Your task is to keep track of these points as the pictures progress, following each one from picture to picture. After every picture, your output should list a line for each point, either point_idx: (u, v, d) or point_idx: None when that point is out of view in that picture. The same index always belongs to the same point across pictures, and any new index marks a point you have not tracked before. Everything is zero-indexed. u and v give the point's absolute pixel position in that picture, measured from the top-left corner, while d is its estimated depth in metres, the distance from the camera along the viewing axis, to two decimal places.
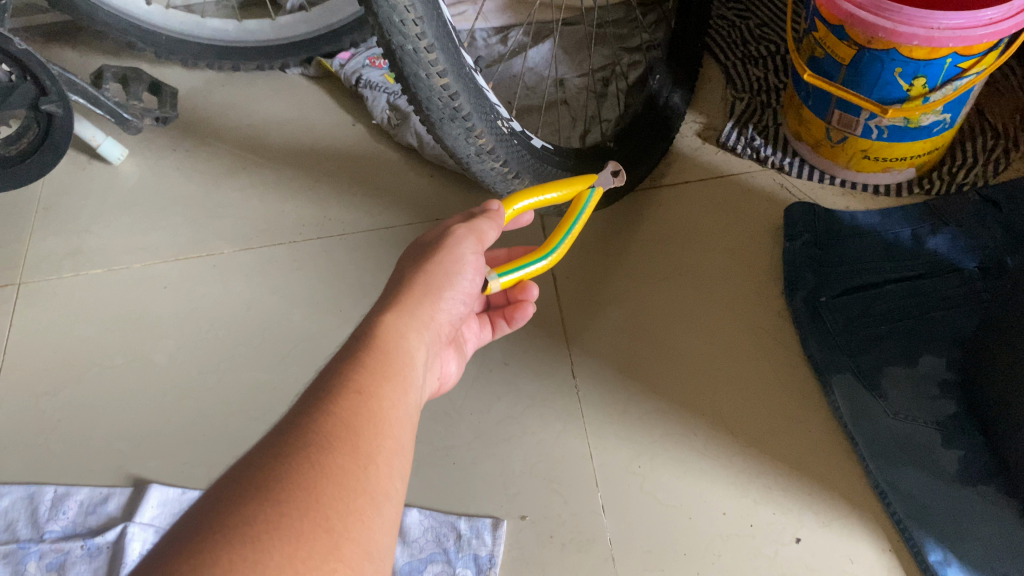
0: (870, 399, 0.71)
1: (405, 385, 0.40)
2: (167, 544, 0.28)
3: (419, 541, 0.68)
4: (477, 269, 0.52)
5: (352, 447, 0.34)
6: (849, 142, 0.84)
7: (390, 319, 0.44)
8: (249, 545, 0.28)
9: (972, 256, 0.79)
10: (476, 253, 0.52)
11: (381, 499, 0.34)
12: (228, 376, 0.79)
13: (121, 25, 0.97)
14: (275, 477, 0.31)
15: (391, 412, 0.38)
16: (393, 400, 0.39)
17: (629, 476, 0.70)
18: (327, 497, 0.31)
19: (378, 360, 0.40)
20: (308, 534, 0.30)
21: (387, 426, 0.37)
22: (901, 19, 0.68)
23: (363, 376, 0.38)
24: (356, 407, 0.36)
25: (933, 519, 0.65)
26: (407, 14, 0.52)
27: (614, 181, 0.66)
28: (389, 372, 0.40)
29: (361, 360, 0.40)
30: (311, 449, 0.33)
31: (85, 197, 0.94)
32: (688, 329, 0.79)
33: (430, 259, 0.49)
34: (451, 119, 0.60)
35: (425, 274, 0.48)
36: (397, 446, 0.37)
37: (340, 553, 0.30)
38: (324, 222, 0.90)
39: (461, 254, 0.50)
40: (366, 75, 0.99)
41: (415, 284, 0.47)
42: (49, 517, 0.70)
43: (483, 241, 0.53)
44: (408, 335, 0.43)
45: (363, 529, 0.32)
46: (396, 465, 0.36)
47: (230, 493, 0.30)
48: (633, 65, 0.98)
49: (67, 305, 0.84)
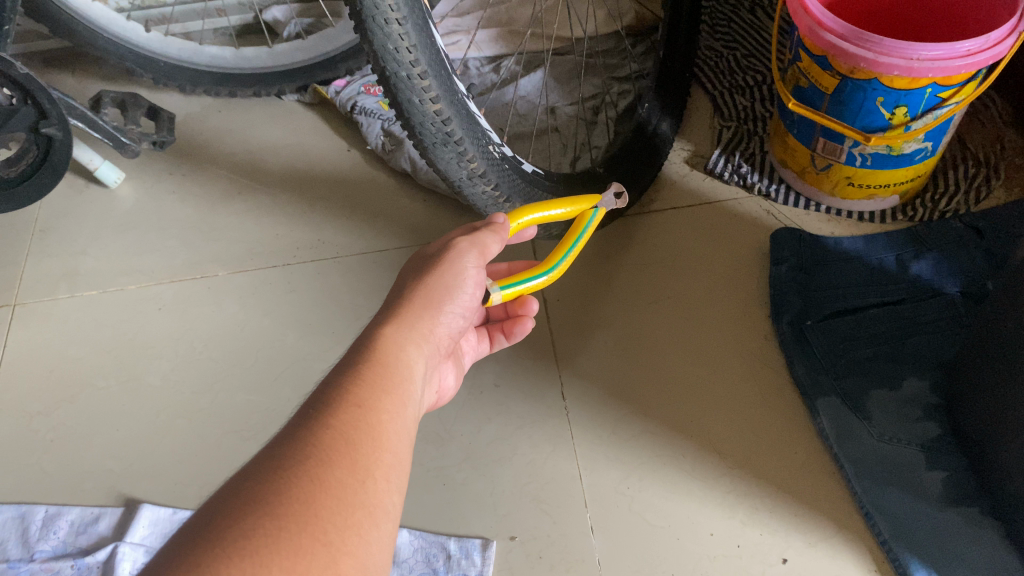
0: (854, 421, 0.72)
1: (404, 398, 0.41)
2: (167, 555, 0.29)
3: (409, 561, 0.68)
4: (477, 283, 0.53)
5: (350, 461, 0.35)
6: (833, 169, 0.86)
7: (390, 332, 0.45)
8: (248, 557, 0.29)
9: (954, 281, 0.81)
10: (477, 267, 0.53)
11: (378, 513, 0.35)
12: (221, 397, 0.80)
13: (121, 51, 0.99)
14: (273, 489, 0.32)
15: (390, 425, 0.39)
16: (391, 413, 0.39)
17: (617, 496, 0.71)
18: (325, 511, 0.32)
19: (378, 373, 0.41)
20: (307, 547, 0.30)
21: (386, 439, 0.38)
22: (882, 50, 0.70)
23: (363, 390, 0.39)
24: (355, 420, 0.37)
25: (918, 539, 0.65)
26: (402, 42, 0.53)
27: (615, 202, 0.69)
28: (389, 385, 0.41)
29: (361, 374, 0.41)
30: (310, 462, 0.34)
31: (82, 219, 0.95)
32: (677, 352, 0.80)
33: (431, 273, 0.50)
34: (444, 143, 0.61)
35: (425, 287, 0.49)
36: (396, 460, 0.38)
37: (336, 566, 0.31)
38: (317, 245, 0.91)
39: (462, 268, 0.51)
40: (361, 102, 1.01)
41: (415, 298, 0.48)
42: (39, 536, 0.70)
43: (485, 255, 0.54)
44: (408, 348, 0.44)
45: (361, 543, 0.33)
46: (394, 478, 0.37)
47: (231, 504, 0.31)
48: (623, 94, 1.00)
49: (61, 326, 0.85)
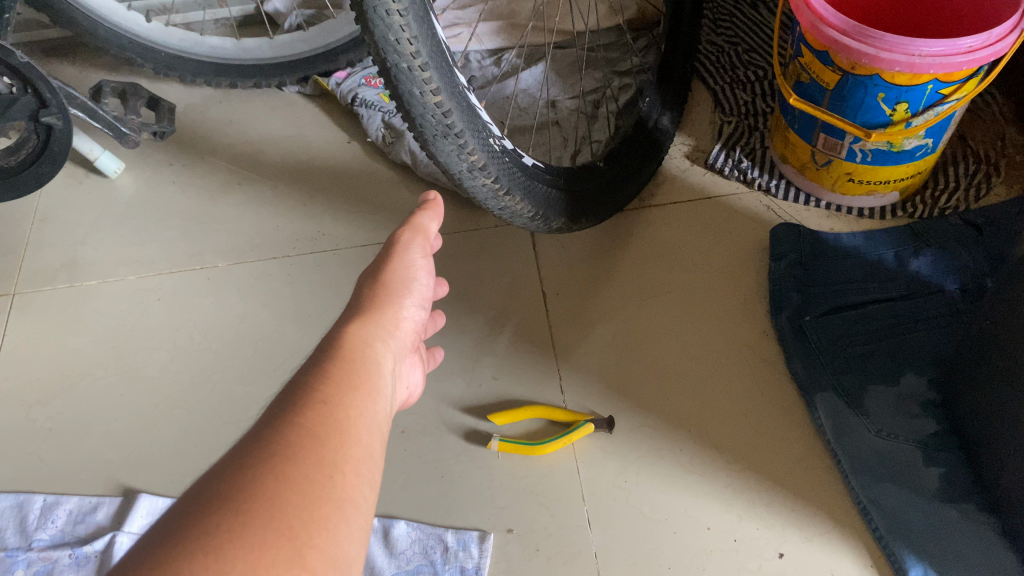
0: (852, 416, 0.72)
1: (373, 393, 0.41)
2: (133, 558, 0.29)
3: (406, 552, 0.68)
4: (429, 272, 0.53)
5: (318, 456, 0.35)
6: (834, 165, 0.86)
7: (355, 329, 0.45)
8: (212, 554, 0.29)
9: (953, 278, 0.81)
10: (425, 258, 0.53)
11: (347, 507, 0.34)
12: (219, 388, 0.80)
13: (122, 41, 0.99)
14: (237, 488, 0.32)
15: (359, 419, 0.38)
16: (360, 408, 0.39)
17: (615, 489, 0.71)
18: (290, 506, 0.32)
19: (345, 370, 0.41)
20: (271, 542, 0.30)
21: (355, 433, 0.38)
22: (884, 46, 0.70)
23: (329, 387, 0.39)
24: (323, 416, 0.37)
25: (914, 534, 0.66)
26: (403, 33, 0.53)
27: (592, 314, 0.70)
28: (357, 381, 0.41)
29: (329, 371, 0.40)
30: (276, 458, 0.34)
31: (81, 209, 0.95)
32: (675, 346, 0.80)
33: (383, 270, 0.50)
34: (444, 135, 0.60)
35: (381, 285, 0.49)
36: (367, 453, 0.38)
37: (303, 561, 0.31)
38: (317, 237, 0.91)
39: (411, 260, 0.52)
40: (362, 94, 1.01)
41: (373, 297, 0.48)
42: (38, 525, 0.70)
43: (429, 243, 0.54)
44: (375, 344, 0.44)
45: (329, 536, 0.33)
46: (365, 472, 0.37)
47: (196, 506, 0.31)
48: (624, 88, 1.00)
49: (61, 316, 0.85)
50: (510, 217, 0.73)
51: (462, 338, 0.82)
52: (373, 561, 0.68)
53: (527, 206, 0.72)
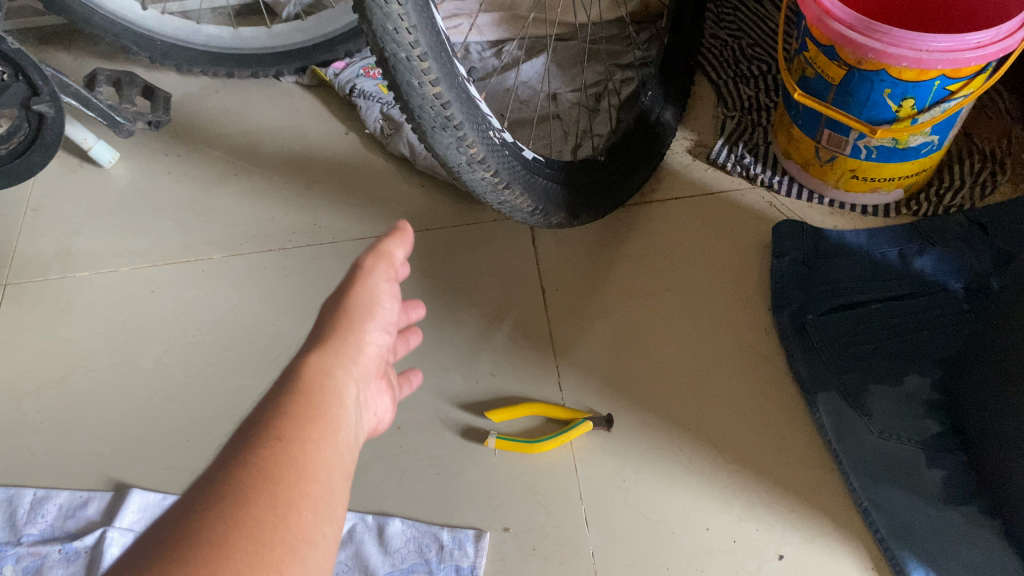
0: (854, 417, 0.71)
1: (332, 427, 0.39)
2: None
3: (400, 551, 0.67)
4: (394, 296, 0.49)
5: (268, 499, 0.33)
6: (838, 161, 0.84)
7: (313, 358, 0.41)
8: None
9: (958, 277, 0.80)
10: (388, 279, 0.49)
11: (302, 547, 0.33)
12: (214, 382, 0.79)
13: (117, 29, 0.97)
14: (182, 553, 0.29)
15: (317, 454, 0.37)
16: (318, 442, 0.37)
17: (613, 489, 0.70)
18: (239, 554, 0.30)
19: (301, 404, 0.38)
20: None
21: (312, 471, 0.36)
22: (891, 41, 0.68)
23: (286, 423, 0.37)
24: (276, 454, 0.35)
25: (916, 537, 0.65)
26: (402, 22, 0.52)
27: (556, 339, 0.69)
28: (315, 415, 0.38)
29: (283, 406, 0.38)
30: (224, 506, 0.32)
31: (75, 199, 0.94)
32: (675, 344, 0.79)
33: (342, 296, 0.46)
34: (443, 127, 0.59)
35: (341, 311, 0.45)
36: (325, 488, 0.36)
37: None
38: (314, 229, 0.90)
39: (374, 283, 0.48)
40: (360, 84, 1.00)
41: (332, 322, 0.45)
42: (27, 520, 0.69)
43: (392, 263, 0.50)
44: (335, 374, 0.41)
45: None
46: (322, 510, 0.35)
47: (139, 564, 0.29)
48: (626, 81, 0.99)
49: (53, 307, 0.84)
50: (509, 211, 0.72)
51: (460, 333, 0.81)
52: (367, 558, 0.67)
53: (526, 201, 0.71)
